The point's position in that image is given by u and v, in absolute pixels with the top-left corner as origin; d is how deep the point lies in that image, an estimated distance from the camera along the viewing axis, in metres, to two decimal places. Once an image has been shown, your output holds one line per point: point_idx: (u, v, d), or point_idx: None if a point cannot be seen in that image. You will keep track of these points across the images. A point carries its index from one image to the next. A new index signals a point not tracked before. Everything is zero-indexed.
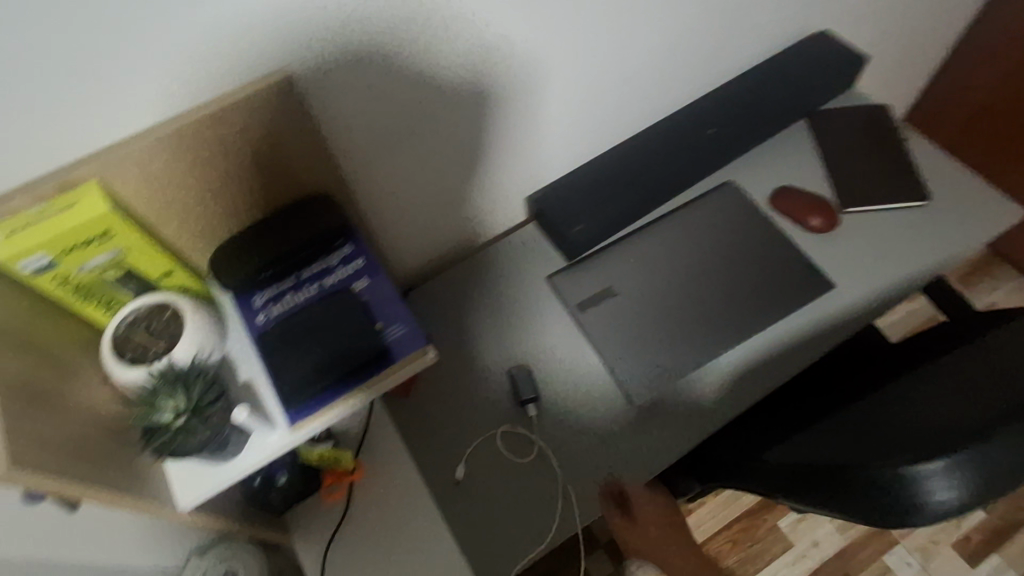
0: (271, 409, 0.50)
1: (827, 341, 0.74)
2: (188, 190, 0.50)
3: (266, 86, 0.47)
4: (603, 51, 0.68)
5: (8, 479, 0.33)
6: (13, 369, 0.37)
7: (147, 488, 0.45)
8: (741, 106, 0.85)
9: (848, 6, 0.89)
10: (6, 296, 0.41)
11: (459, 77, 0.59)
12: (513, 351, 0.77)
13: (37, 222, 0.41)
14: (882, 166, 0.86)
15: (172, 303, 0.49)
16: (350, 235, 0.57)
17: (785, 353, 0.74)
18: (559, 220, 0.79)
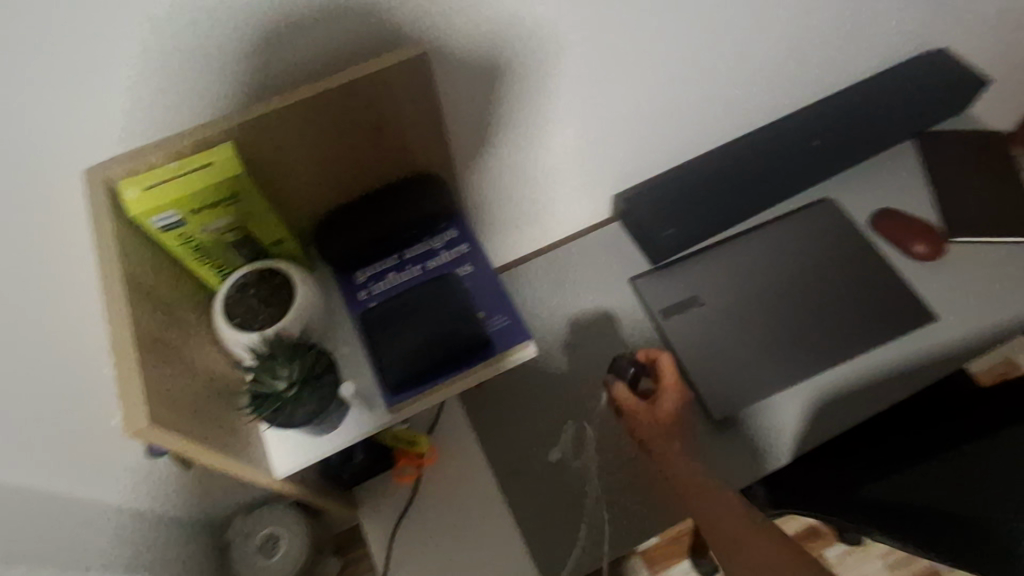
0: (369, 387, 0.50)
1: (927, 375, 0.70)
2: (310, 160, 0.49)
3: (402, 59, 0.46)
4: (721, 47, 0.66)
5: (143, 433, 0.33)
6: (146, 321, 0.38)
7: (249, 453, 0.45)
8: (849, 120, 0.81)
9: (973, 23, 0.84)
10: (138, 250, 0.42)
11: (577, 61, 0.58)
12: (591, 351, 0.75)
13: (173, 180, 0.42)
14: (994, 197, 0.81)
15: (285, 272, 0.49)
16: (455, 219, 0.56)
17: (880, 385, 0.70)
18: (651, 222, 0.76)
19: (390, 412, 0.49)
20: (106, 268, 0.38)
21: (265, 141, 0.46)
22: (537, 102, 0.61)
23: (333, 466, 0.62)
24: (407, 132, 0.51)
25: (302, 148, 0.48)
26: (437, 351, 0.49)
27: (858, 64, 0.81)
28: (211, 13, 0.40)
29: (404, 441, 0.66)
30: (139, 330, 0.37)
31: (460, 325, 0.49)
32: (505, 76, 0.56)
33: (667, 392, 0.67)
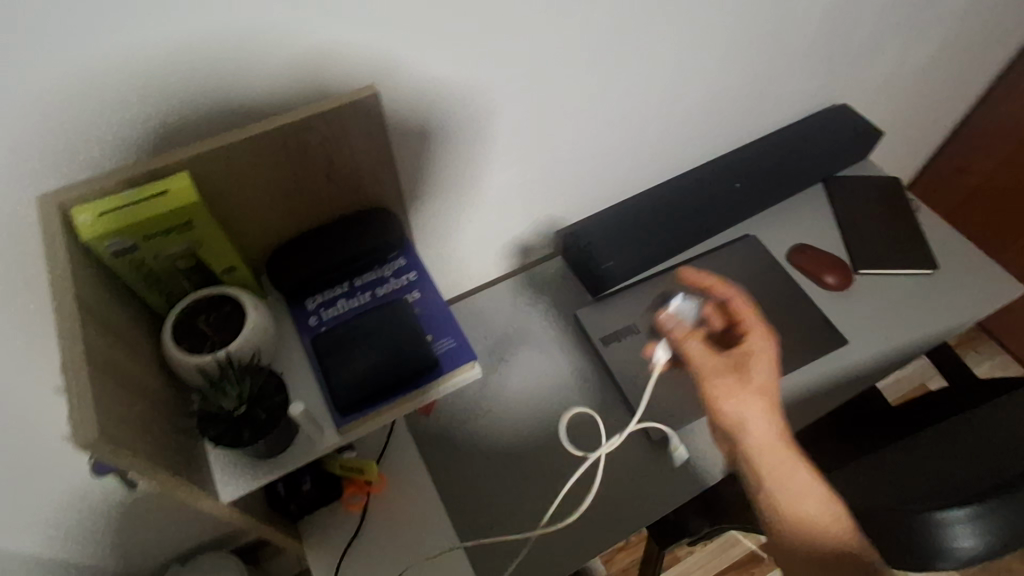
0: (319, 410, 0.51)
1: (840, 395, 0.77)
2: (264, 192, 0.51)
3: (354, 97, 0.49)
4: (644, 94, 0.73)
5: (93, 446, 0.34)
6: (98, 342, 0.39)
7: (197, 477, 0.45)
8: (764, 163, 0.90)
9: (867, 81, 0.96)
10: (90, 273, 0.43)
11: (515, 102, 0.64)
12: (537, 377, 0.79)
13: (128, 207, 0.43)
14: (893, 233, 0.91)
15: (235, 298, 0.50)
16: (405, 249, 0.59)
17: (799, 405, 0.76)
18: (591, 256, 0.81)
19: (340, 434, 0.51)
20: (58, 290, 0.39)
21: (221, 172, 0.48)
22: (482, 139, 0.65)
23: (280, 496, 0.65)
24: (360, 167, 0.54)
25: (258, 180, 0.50)
26: (388, 372, 0.50)
27: (768, 114, 0.91)
28: (176, 47, 0.43)
29: (353, 470, 0.67)
30: (91, 350, 0.38)
31: (410, 347, 0.51)
32: (451, 113, 0.60)
33: (745, 347, 0.59)
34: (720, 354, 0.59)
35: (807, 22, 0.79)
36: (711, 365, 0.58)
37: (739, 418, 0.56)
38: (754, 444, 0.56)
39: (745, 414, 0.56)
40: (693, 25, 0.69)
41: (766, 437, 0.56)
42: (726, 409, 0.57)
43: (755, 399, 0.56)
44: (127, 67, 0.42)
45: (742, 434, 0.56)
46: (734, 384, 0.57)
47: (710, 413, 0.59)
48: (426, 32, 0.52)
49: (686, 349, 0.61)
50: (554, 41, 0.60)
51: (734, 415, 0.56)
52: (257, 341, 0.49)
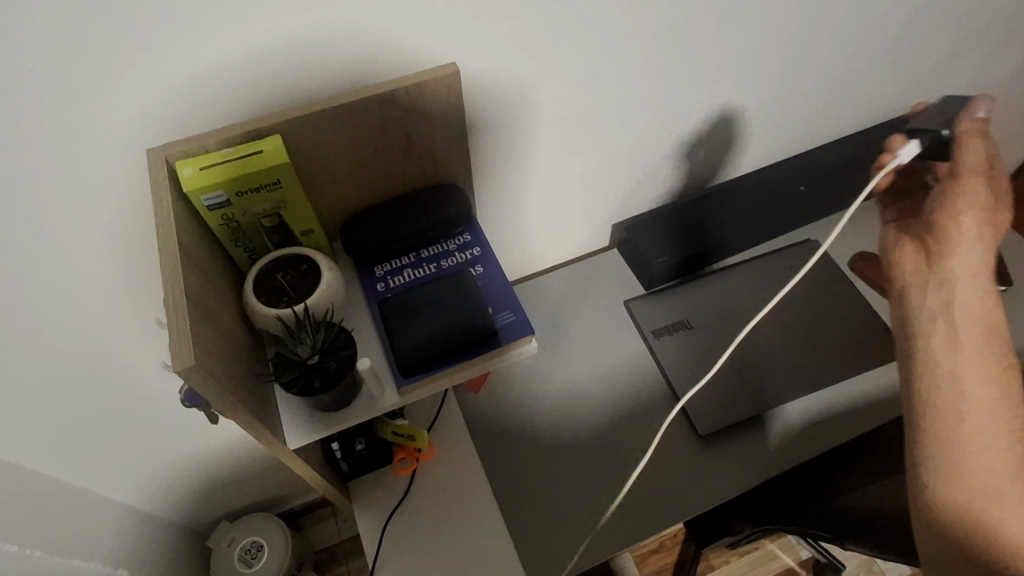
0: (382, 370, 0.54)
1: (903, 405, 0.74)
2: (346, 160, 0.54)
3: (439, 74, 0.52)
4: (715, 90, 0.74)
5: (189, 371, 0.38)
6: (193, 283, 0.43)
7: (267, 420, 0.49)
8: (832, 168, 0.89)
9: (947, 91, 0.93)
10: (189, 224, 0.47)
11: (586, 90, 0.65)
12: (587, 365, 0.80)
13: (224, 163, 0.47)
14: None
15: (312, 258, 0.53)
16: (470, 225, 0.61)
17: (852, 412, 0.75)
18: (645, 252, 0.82)
19: (401, 395, 0.53)
20: (163, 232, 0.42)
21: (309, 139, 0.51)
22: (551, 125, 0.67)
23: (335, 454, 0.68)
24: (435, 144, 0.57)
25: (341, 150, 0.53)
26: (450, 339, 0.53)
27: (840, 119, 0.89)
28: (284, 22, 0.46)
29: (404, 437, 0.71)
30: (189, 290, 0.41)
31: (472, 317, 0.53)
32: (525, 96, 0.62)
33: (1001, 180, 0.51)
34: (980, 168, 0.49)
35: (887, 23, 0.77)
36: (978, 176, 0.49)
37: (967, 236, 0.47)
38: (959, 268, 0.47)
39: (966, 233, 0.48)
40: (770, 23, 0.69)
41: (972, 283, 0.47)
42: (964, 219, 0.48)
43: (996, 228, 0.48)
44: (237, 37, 0.45)
45: (951, 249, 0.48)
46: (986, 197, 0.48)
47: (940, 222, 0.49)
48: (510, 16, 0.54)
49: (965, 150, 0.50)
50: (630, 31, 0.61)
51: (968, 233, 0.47)
52: (331, 299, 0.52)
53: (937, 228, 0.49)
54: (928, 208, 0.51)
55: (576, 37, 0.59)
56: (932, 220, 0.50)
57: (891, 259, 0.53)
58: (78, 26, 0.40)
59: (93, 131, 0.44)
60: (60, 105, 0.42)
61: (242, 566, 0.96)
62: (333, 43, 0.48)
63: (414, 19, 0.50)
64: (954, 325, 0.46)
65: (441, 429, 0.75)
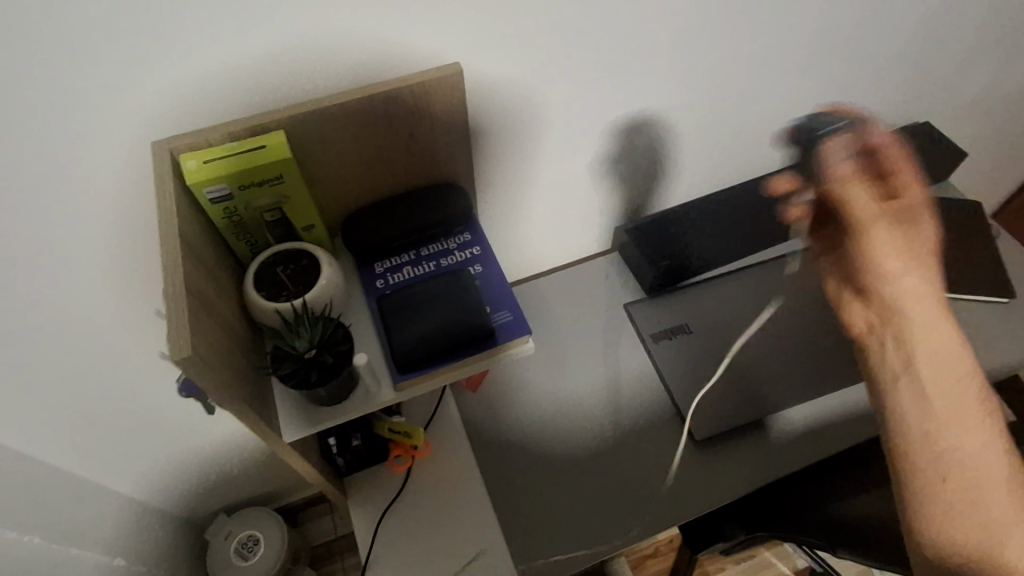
0: (379, 366, 0.54)
1: None
2: (349, 157, 0.55)
3: (443, 73, 0.52)
4: (719, 96, 0.74)
5: (186, 361, 0.38)
6: (194, 275, 0.43)
7: (263, 412, 0.49)
8: None
9: (954, 102, 0.93)
10: (192, 216, 0.47)
11: (590, 93, 0.65)
12: (585, 368, 0.80)
13: (227, 157, 0.47)
14: (969, 259, 0.88)
15: (312, 254, 0.53)
16: (471, 224, 0.62)
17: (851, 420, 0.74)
18: (645, 255, 0.81)
19: (397, 392, 0.54)
20: (166, 223, 0.43)
21: (312, 135, 0.51)
22: (555, 127, 0.67)
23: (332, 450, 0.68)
24: (438, 143, 0.57)
25: (344, 146, 0.54)
26: (447, 337, 0.53)
27: None
28: (290, 20, 0.46)
29: (400, 434, 0.72)
30: (188, 281, 0.42)
31: (469, 315, 0.54)
32: (529, 99, 0.63)
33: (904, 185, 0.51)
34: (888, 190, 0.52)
35: (894, 32, 0.77)
36: (878, 218, 0.50)
37: (892, 263, 0.49)
38: (911, 324, 0.48)
39: (887, 259, 0.50)
40: (776, 30, 0.69)
41: (903, 298, 0.49)
42: (888, 275, 0.49)
43: (922, 261, 0.50)
44: (243, 32, 0.45)
45: (897, 310, 0.49)
46: (899, 239, 0.50)
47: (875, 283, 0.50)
48: (515, 18, 0.54)
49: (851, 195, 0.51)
50: (635, 36, 0.62)
51: (886, 272, 0.49)
52: (330, 294, 0.52)
53: (864, 270, 0.51)
54: (850, 267, 0.53)
55: (580, 41, 0.59)
56: (861, 281, 0.51)
57: (845, 319, 0.54)
58: (87, 17, 0.40)
59: (98, 122, 0.45)
60: (66, 96, 0.43)
61: (238, 559, 0.97)
62: (338, 41, 0.49)
63: (419, 20, 0.50)
64: (916, 364, 0.47)
65: (438, 428, 0.76)
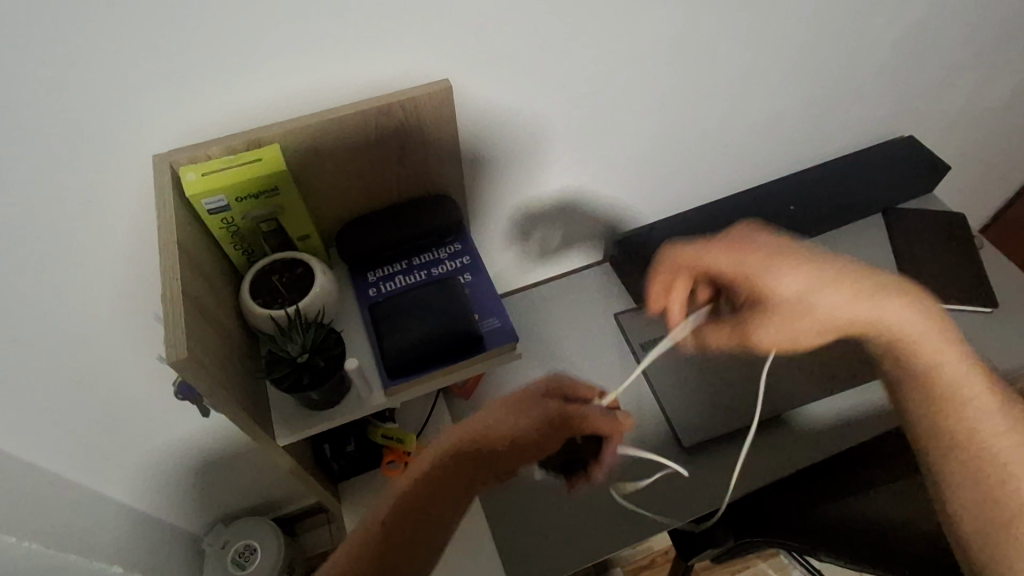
0: (370, 371, 0.56)
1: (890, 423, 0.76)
2: (343, 170, 0.57)
3: (434, 90, 0.55)
4: (706, 112, 0.76)
5: (182, 363, 0.40)
6: (192, 282, 0.45)
7: (258, 415, 0.51)
8: (822, 189, 0.91)
9: (937, 117, 0.96)
10: (191, 226, 0.49)
11: (579, 110, 0.68)
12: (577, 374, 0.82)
13: (225, 169, 0.49)
14: (954, 270, 0.90)
15: (307, 262, 0.55)
16: (461, 234, 0.64)
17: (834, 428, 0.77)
18: (635, 265, 0.83)
19: (387, 396, 0.56)
20: (166, 232, 0.45)
21: (308, 148, 0.54)
22: (544, 142, 0.69)
23: (328, 457, 0.70)
24: (429, 156, 0.60)
25: (338, 159, 0.56)
26: (436, 343, 0.55)
27: (830, 142, 0.91)
28: (289, 43, 0.48)
29: (394, 440, 0.73)
30: (187, 287, 0.44)
31: (458, 321, 0.55)
32: (519, 116, 0.65)
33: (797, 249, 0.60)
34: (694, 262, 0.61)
35: (877, 49, 0.80)
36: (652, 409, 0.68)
37: (803, 317, 0.61)
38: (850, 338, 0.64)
39: (783, 321, 0.62)
40: (759, 48, 0.72)
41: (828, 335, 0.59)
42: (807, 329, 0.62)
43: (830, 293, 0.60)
44: (246, 53, 0.47)
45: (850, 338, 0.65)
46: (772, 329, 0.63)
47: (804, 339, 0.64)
48: (505, 41, 0.57)
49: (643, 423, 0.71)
50: (623, 56, 0.64)
51: (794, 309, 0.60)
52: (323, 301, 0.54)
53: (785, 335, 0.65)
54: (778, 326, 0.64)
55: (569, 61, 0.62)
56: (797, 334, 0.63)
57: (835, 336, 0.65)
58: (97, 40, 0.42)
59: (104, 137, 0.47)
60: (73, 113, 0.45)
61: (234, 568, 0.98)
62: (335, 62, 0.51)
63: (412, 43, 0.53)
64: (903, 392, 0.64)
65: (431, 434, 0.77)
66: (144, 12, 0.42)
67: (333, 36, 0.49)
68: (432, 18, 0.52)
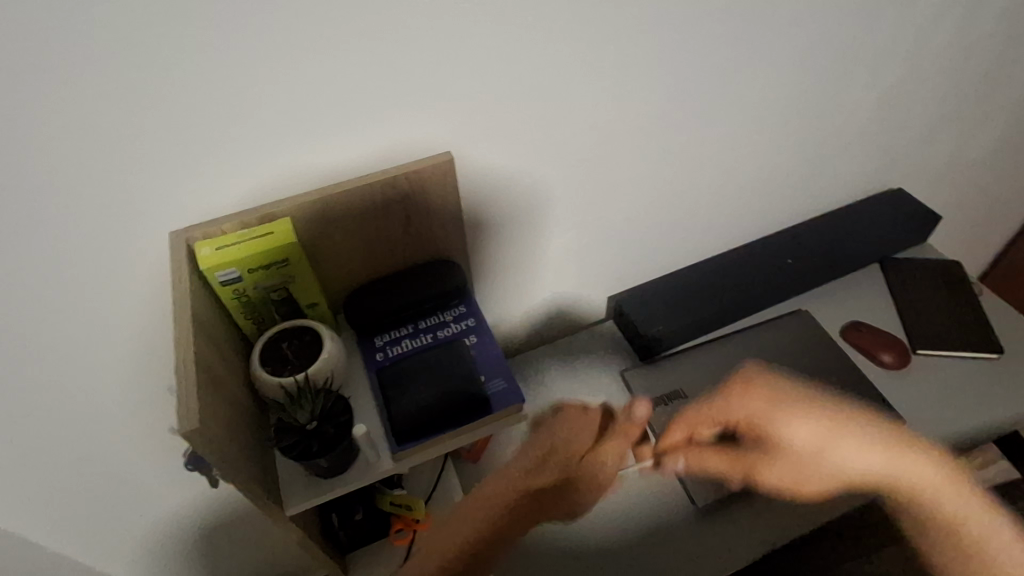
0: (379, 436, 0.56)
1: None
2: (352, 239, 0.59)
3: (438, 162, 0.58)
4: (699, 172, 0.79)
5: (191, 434, 0.40)
6: (204, 352, 0.46)
7: (265, 486, 0.51)
8: (816, 241, 0.93)
9: (924, 170, 0.99)
10: (205, 299, 0.51)
11: (577, 176, 0.71)
12: None
13: (238, 243, 0.52)
14: (955, 316, 0.91)
15: (316, 329, 0.56)
16: (466, 297, 0.65)
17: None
18: (639, 321, 0.85)
19: (395, 461, 0.56)
20: (179, 306, 0.46)
21: (317, 219, 0.56)
22: (545, 205, 0.72)
23: (335, 526, 0.69)
24: (433, 222, 0.62)
25: (345, 229, 0.58)
26: (443, 406, 0.55)
27: (820, 198, 0.95)
28: (299, 126, 0.52)
29: (402, 507, 0.71)
30: (199, 356, 0.45)
31: (464, 383, 0.56)
32: (520, 182, 0.68)
33: (790, 405, 0.68)
34: (729, 418, 0.69)
35: (859, 109, 0.84)
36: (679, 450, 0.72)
37: (795, 430, 0.65)
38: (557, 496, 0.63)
39: (795, 468, 0.67)
40: (745, 113, 0.76)
41: (922, 470, 0.61)
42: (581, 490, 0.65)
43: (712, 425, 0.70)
44: (262, 133, 0.51)
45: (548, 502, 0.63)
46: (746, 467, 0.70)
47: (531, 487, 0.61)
48: (504, 114, 0.60)
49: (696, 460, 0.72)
50: (614, 124, 0.68)
51: (775, 418, 0.66)
52: (333, 367, 0.55)
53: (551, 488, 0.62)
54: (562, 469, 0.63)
55: (563, 130, 0.65)
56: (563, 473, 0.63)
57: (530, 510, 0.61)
58: (122, 123, 0.46)
59: (123, 213, 0.50)
60: (96, 193, 0.48)
61: None
62: (344, 139, 0.55)
63: (417, 119, 0.56)
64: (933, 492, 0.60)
65: (439, 500, 0.76)
66: (165, 99, 0.46)
67: (342, 118, 0.53)
68: (436, 98, 0.56)
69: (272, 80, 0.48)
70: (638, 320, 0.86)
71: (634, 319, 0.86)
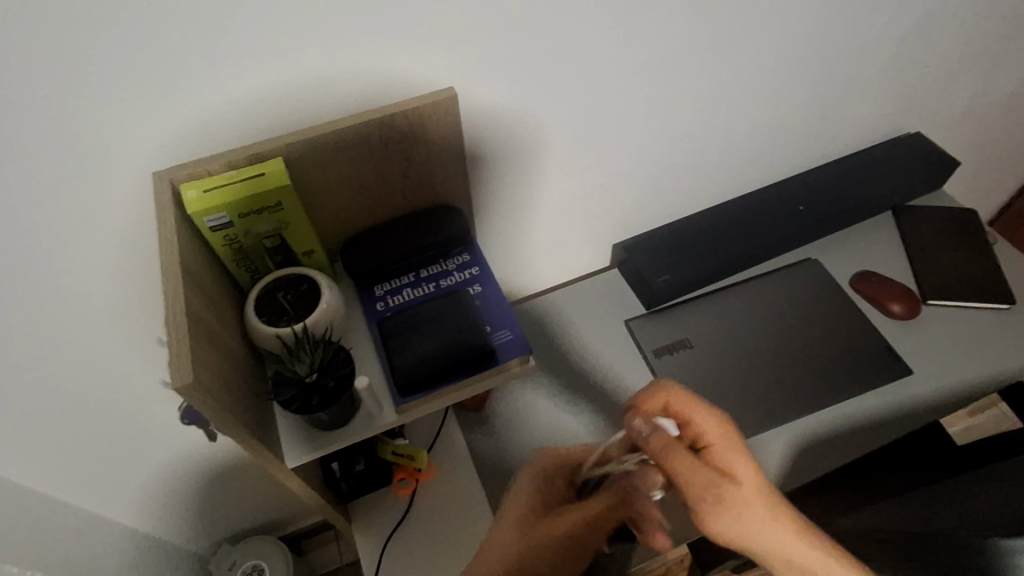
0: (382, 388, 0.55)
1: (915, 424, 0.76)
2: (349, 183, 0.56)
3: (438, 99, 0.54)
4: (713, 113, 0.75)
5: (187, 388, 0.38)
6: (194, 302, 0.44)
7: (265, 441, 0.49)
8: (830, 188, 0.90)
9: (944, 112, 0.95)
10: (194, 246, 0.48)
11: (585, 116, 0.67)
12: (577, 373, 0.81)
13: (226, 186, 0.48)
14: (966, 266, 0.89)
15: (312, 278, 0.54)
16: (469, 245, 0.63)
17: (873, 431, 0.75)
18: (646, 270, 0.83)
19: (399, 414, 0.54)
20: (166, 252, 0.43)
21: (311, 161, 0.52)
22: (551, 147, 0.68)
23: (336, 475, 0.68)
24: (434, 165, 0.58)
25: (340, 172, 0.55)
26: (447, 357, 0.53)
27: (835, 143, 0.91)
28: (287, 58, 0.48)
29: (404, 456, 0.71)
30: (189, 307, 0.42)
31: (469, 334, 0.54)
32: (525, 122, 0.64)
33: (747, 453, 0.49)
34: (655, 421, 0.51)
35: (884, 46, 0.79)
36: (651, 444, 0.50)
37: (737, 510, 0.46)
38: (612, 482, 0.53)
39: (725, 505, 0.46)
40: (763, 50, 0.71)
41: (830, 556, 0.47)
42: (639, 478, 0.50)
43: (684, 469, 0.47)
44: (247, 65, 0.47)
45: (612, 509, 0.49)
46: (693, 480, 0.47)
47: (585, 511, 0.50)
48: (508, 46, 0.56)
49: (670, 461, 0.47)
50: (625, 60, 0.63)
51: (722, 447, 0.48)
52: (332, 317, 0.53)
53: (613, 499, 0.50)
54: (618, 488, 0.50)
55: (571, 66, 0.61)
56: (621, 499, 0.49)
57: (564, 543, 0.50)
58: (96, 53, 0.41)
59: (101, 153, 0.46)
60: (69, 132, 0.44)
61: None
62: (337, 73, 0.50)
63: (415, 51, 0.52)
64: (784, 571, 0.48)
65: (441, 450, 0.76)
66: (142, 25, 0.41)
67: (335, 50, 0.49)
68: (435, 30, 0.51)
69: (262, 9, 0.44)
70: (645, 268, 0.83)
71: (642, 267, 0.84)
